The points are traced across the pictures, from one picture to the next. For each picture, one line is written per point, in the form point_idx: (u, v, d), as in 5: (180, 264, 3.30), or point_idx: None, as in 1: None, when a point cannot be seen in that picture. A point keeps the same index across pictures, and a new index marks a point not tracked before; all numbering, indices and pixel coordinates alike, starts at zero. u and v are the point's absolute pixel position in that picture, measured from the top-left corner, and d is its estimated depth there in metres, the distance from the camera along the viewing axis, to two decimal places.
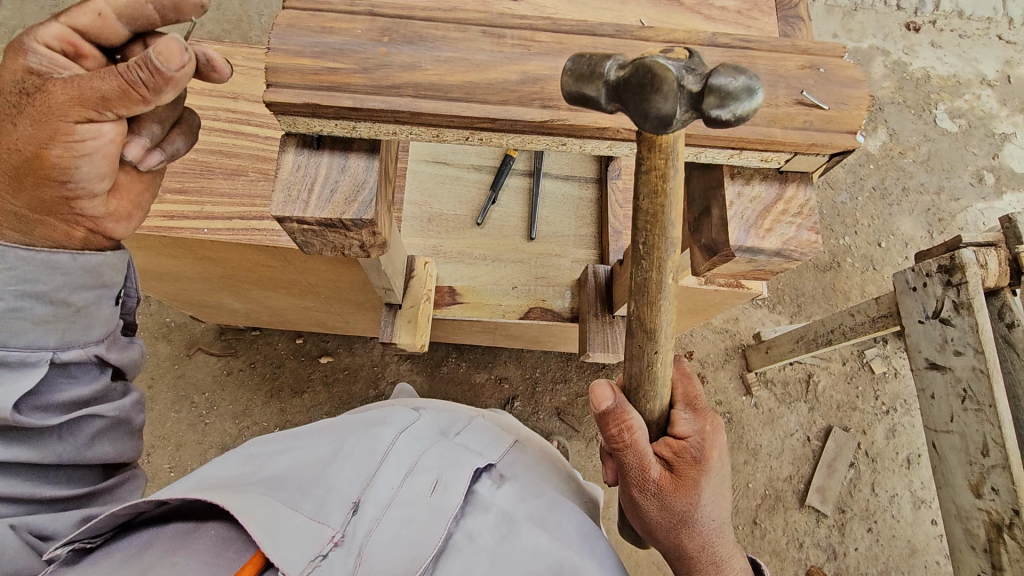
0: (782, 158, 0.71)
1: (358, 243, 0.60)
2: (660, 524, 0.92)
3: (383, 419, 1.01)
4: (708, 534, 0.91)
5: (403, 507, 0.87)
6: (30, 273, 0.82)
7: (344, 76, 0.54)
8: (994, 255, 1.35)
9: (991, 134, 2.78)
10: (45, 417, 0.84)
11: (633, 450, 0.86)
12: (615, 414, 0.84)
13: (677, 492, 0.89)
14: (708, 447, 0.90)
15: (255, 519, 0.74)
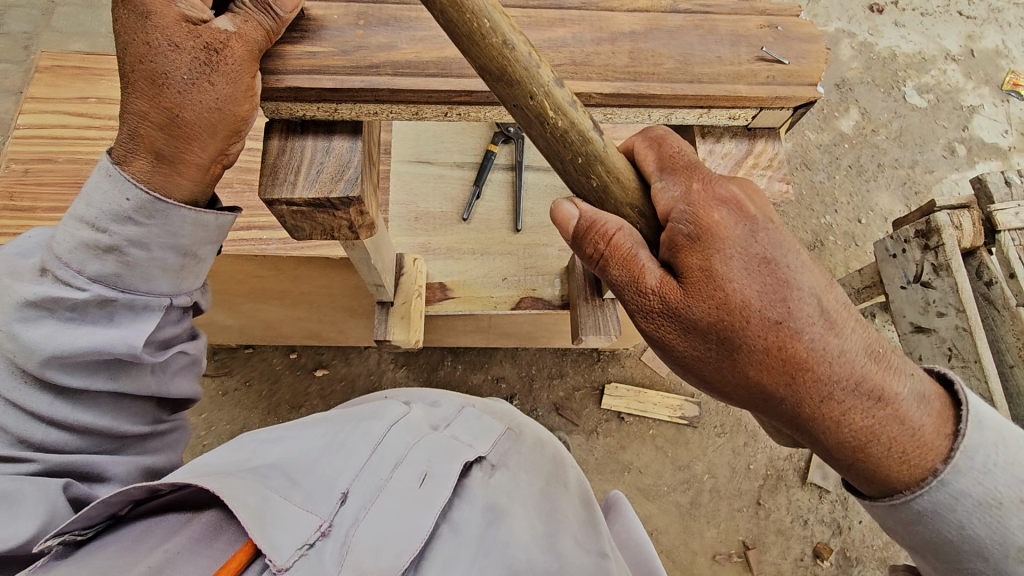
0: (749, 114, 0.74)
1: (348, 224, 0.61)
2: (714, 360, 0.69)
3: (377, 411, 1.02)
4: (776, 342, 0.66)
5: (391, 498, 0.87)
6: (180, 228, 0.80)
7: (324, 59, 0.56)
8: (967, 216, 1.41)
9: (959, 108, 2.85)
10: (146, 353, 0.84)
11: (609, 261, 0.69)
12: (586, 227, 0.69)
13: (698, 299, 0.67)
14: (714, 223, 0.67)
15: (247, 510, 0.74)
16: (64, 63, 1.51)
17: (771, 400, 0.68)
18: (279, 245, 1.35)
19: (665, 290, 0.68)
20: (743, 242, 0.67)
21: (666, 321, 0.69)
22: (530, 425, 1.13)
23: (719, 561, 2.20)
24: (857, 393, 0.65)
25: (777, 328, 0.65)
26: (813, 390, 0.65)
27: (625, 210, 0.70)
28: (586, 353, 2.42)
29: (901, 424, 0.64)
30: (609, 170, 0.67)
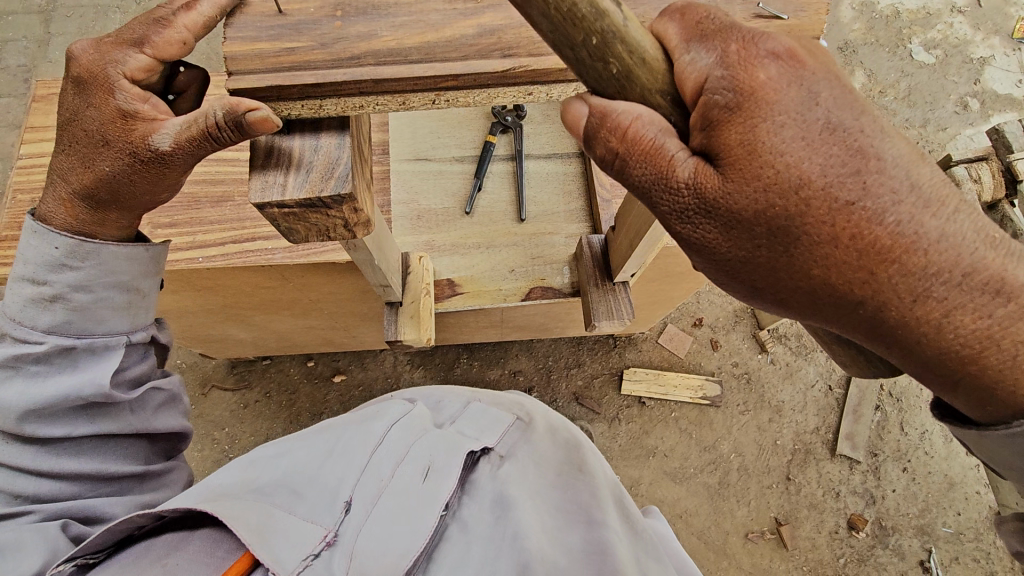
0: None
1: (342, 222, 0.60)
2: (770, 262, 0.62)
3: (378, 414, 1.02)
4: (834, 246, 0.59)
5: (394, 496, 0.86)
6: (116, 265, 0.84)
7: (303, 53, 0.54)
8: (986, 168, 1.36)
9: (969, 61, 2.76)
10: (119, 391, 0.84)
11: (628, 156, 0.60)
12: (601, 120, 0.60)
13: (740, 186, 0.59)
14: (758, 88, 0.59)
15: (246, 526, 0.74)
16: (58, 90, 1.52)
17: (848, 303, 0.61)
18: (284, 254, 1.35)
19: (701, 181, 0.60)
20: (793, 116, 0.58)
21: (702, 216, 0.62)
22: (541, 412, 1.10)
23: (752, 540, 2.17)
24: (954, 282, 0.57)
25: (850, 214, 0.58)
26: (905, 284, 0.58)
27: (654, 98, 0.61)
28: (602, 340, 2.40)
29: (999, 296, 0.57)
30: (632, 52, 0.58)
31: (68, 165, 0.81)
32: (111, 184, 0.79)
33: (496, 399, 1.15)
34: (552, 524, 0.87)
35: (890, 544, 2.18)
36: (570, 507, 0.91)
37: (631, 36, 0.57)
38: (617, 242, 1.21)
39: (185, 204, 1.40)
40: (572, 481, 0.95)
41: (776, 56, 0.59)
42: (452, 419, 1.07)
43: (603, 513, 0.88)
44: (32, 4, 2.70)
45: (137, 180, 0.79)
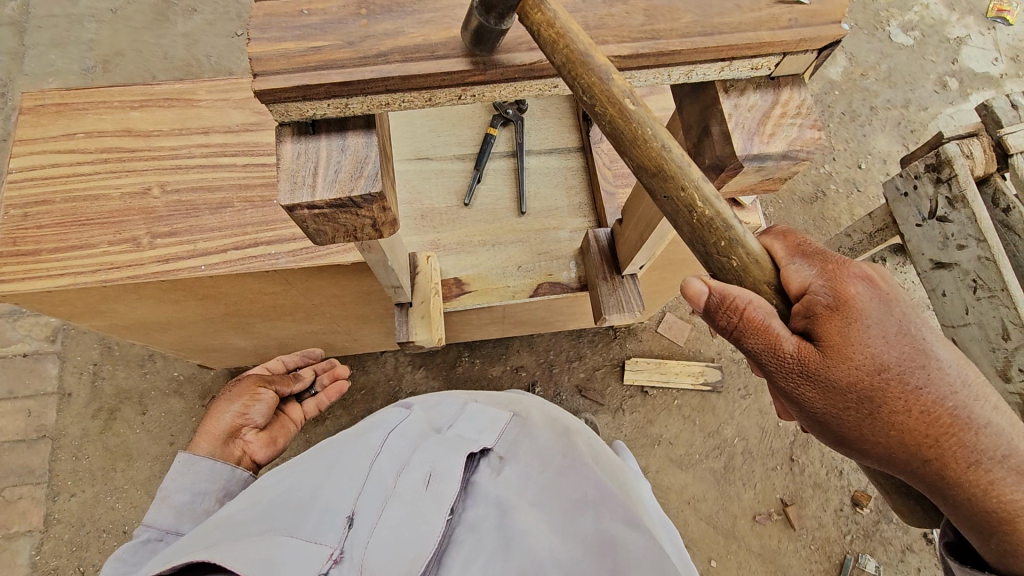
0: (771, 63, 0.60)
1: (371, 222, 0.59)
2: (862, 415, 0.74)
3: (373, 427, 1.03)
4: (909, 395, 0.72)
5: (400, 504, 0.85)
6: None
7: (330, 52, 0.53)
8: (977, 144, 1.39)
9: (946, 41, 2.86)
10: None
11: (743, 332, 0.71)
12: (723, 305, 0.71)
13: (836, 363, 0.72)
14: (847, 304, 0.74)
15: (246, 560, 0.69)
16: (45, 101, 1.47)
17: (921, 459, 0.74)
18: (287, 258, 1.34)
19: (802, 356, 0.73)
20: (879, 314, 0.75)
21: (804, 380, 0.74)
22: (536, 408, 1.12)
23: (759, 522, 2.20)
24: (979, 439, 0.73)
25: (929, 398, 0.72)
26: (960, 454, 0.74)
27: (763, 288, 0.71)
28: (602, 332, 2.41)
29: (1011, 476, 0.74)
30: (749, 254, 0.68)
31: None
32: None
33: (492, 400, 1.14)
34: (554, 521, 0.87)
35: (894, 518, 2.21)
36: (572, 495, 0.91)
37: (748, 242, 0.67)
38: (625, 234, 1.21)
39: (185, 212, 1.38)
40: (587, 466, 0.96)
41: (863, 277, 0.77)
42: (447, 424, 1.06)
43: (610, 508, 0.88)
44: (4, 17, 2.63)
45: None
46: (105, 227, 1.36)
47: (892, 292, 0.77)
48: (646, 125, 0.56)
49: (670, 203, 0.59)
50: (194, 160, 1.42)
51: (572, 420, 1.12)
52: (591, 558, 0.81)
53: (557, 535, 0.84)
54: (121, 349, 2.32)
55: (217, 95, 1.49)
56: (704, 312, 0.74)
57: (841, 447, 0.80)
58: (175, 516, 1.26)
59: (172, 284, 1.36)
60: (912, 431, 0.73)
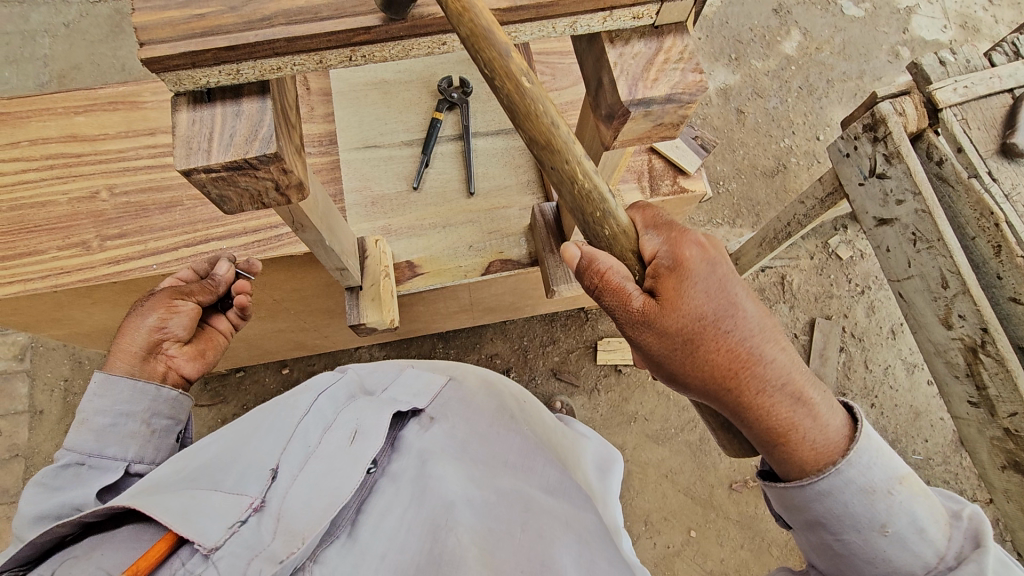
0: (652, 11, 0.61)
1: (274, 185, 0.61)
2: (683, 360, 0.79)
3: (304, 390, 1.03)
4: (725, 338, 0.77)
5: (324, 457, 0.86)
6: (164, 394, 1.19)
7: (215, 18, 0.55)
8: (909, 101, 1.43)
9: (897, 11, 2.92)
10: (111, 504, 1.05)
11: (603, 291, 0.77)
12: (588, 264, 0.77)
13: (670, 314, 0.77)
14: (687, 262, 0.78)
15: (168, 511, 0.72)
16: None
17: (726, 394, 0.78)
18: (241, 252, 1.35)
19: (643, 308, 0.77)
20: (709, 273, 0.79)
21: (646, 330, 0.78)
22: (471, 370, 1.13)
23: (736, 490, 2.24)
24: (781, 379, 0.78)
25: (733, 343, 0.77)
26: (758, 393, 0.77)
27: (627, 256, 0.78)
28: (573, 315, 2.44)
29: (805, 413, 0.77)
30: (618, 227, 0.75)
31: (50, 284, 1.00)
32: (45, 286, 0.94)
33: (431, 365, 1.15)
34: (480, 474, 0.89)
35: None
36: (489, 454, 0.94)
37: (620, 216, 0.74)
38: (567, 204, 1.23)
39: (135, 212, 1.39)
40: (510, 432, 1.00)
41: (701, 242, 0.81)
42: (382, 386, 1.07)
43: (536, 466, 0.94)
44: None
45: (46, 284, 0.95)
46: (53, 232, 1.36)
47: (723, 257, 0.81)
48: (539, 102, 0.59)
49: (560, 177, 0.62)
50: (143, 161, 1.42)
51: (512, 385, 1.14)
52: (506, 506, 0.84)
53: (475, 483, 0.86)
54: (93, 363, 2.31)
55: (164, 96, 1.49)
56: (574, 270, 0.78)
57: (674, 386, 0.84)
58: (91, 440, 1.07)
59: (125, 285, 1.36)
60: (723, 370, 0.77)
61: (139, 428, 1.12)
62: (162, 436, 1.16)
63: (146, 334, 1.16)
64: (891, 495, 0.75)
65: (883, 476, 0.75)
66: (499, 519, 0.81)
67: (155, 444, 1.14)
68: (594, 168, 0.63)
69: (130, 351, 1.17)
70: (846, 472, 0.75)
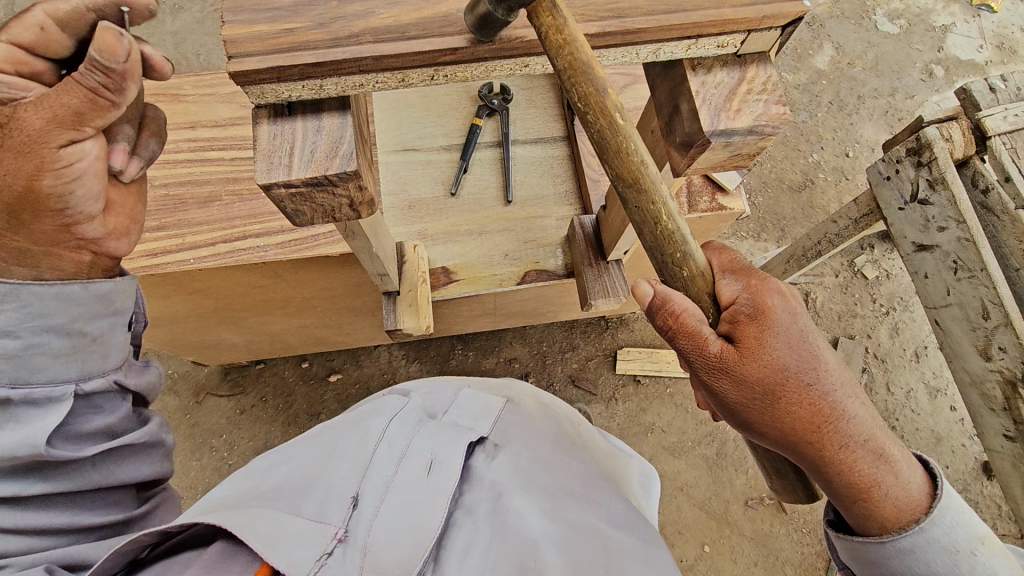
0: (737, 40, 0.63)
1: (348, 202, 0.61)
2: (763, 411, 0.77)
3: (372, 414, 1.03)
4: (807, 390, 0.76)
5: (401, 491, 0.87)
6: (52, 307, 0.80)
7: (303, 34, 0.55)
8: (956, 127, 1.40)
9: (932, 29, 2.88)
10: (68, 444, 0.80)
11: (677, 335, 0.75)
12: (663, 304, 0.74)
13: (752, 364, 0.75)
14: (769, 309, 0.76)
15: (257, 535, 0.72)
16: None
17: (805, 446, 0.78)
18: (277, 250, 1.34)
19: (724, 356, 0.75)
20: (790, 322, 0.77)
21: (724, 379, 0.76)
22: (526, 395, 1.15)
23: (751, 507, 2.22)
24: (858, 430, 0.78)
25: (817, 397, 0.76)
26: (837, 446, 0.77)
27: (703, 299, 0.76)
28: (594, 322, 2.43)
29: (879, 463, 0.78)
30: (694, 270, 0.74)
31: None
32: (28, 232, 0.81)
33: (485, 386, 1.16)
34: (550, 506, 0.87)
35: None
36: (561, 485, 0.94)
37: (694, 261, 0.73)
38: (609, 219, 1.22)
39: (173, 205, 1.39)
40: (577, 465, 1.01)
41: (779, 290, 0.79)
42: (445, 410, 1.07)
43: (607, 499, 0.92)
44: None
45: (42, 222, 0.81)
46: None
47: (800, 304, 0.80)
48: (630, 140, 0.61)
49: (641, 216, 0.66)
50: (182, 154, 1.43)
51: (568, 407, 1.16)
52: (585, 537, 0.83)
53: (550, 518, 0.85)
54: None
55: (205, 89, 1.50)
56: (647, 312, 0.76)
57: (744, 434, 0.83)
58: (4, 365, 0.76)
59: (161, 278, 1.37)
60: (804, 422, 0.76)
61: (67, 342, 0.81)
62: (110, 342, 0.87)
63: (19, 197, 0.79)
64: (974, 556, 0.81)
65: (965, 539, 0.81)
66: (582, 555, 0.79)
67: (101, 351, 0.86)
68: (677, 209, 0.66)
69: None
70: (926, 531, 0.80)
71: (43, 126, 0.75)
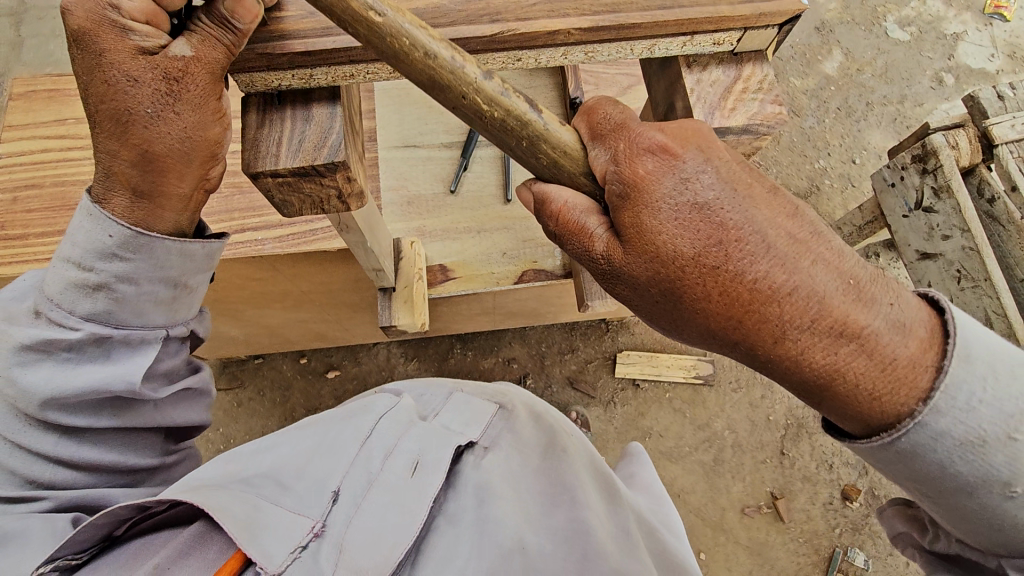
0: (734, 38, 0.63)
1: (336, 192, 0.61)
2: (674, 316, 0.61)
3: (364, 408, 1.01)
4: (710, 270, 0.57)
5: (384, 490, 0.86)
6: (166, 259, 0.81)
7: (293, 23, 0.56)
8: (962, 134, 1.39)
9: (943, 37, 2.85)
10: (148, 387, 0.85)
11: (560, 237, 0.63)
12: (539, 207, 0.64)
13: (636, 258, 0.60)
14: (644, 180, 0.60)
15: (233, 521, 0.73)
16: (37, 87, 1.49)
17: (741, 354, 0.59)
18: (274, 244, 1.34)
19: (609, 253, 0.61)
20: (674, 184, 0.59)
21: (619, 284, 0.62)
22: (523, 398, 1.12)
23: (748, 514, 2.21)
24: (806, 315, 0.56)
25: (722, 276, 0.57)
26: (781, 336, 0.56)
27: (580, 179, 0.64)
28: (594, 324, 2.42)
29: (866, 359, 0.55)
30: (555, 147, 0.62)
31: (112, 146, 0.73)
32: (159, 187, 0.77)
33: (480, 388, 1.14)
34: (529, 516, 0.88)
35: None
36: (551, 493, 0.93)
37: (552, 134, 0.62)
38: None
39: None
40: (560, 466, 0.96)
41: (659, 145, 0.60)
42: (435, 411, 1.06)
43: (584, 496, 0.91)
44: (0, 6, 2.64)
45: (171, 181, 0.77)
46: None
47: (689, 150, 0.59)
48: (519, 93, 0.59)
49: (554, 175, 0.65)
50: None
51: (561, 417, 1.10)
52: (562, 558, 0.83)
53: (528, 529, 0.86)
54: None
55: None
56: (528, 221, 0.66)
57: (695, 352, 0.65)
58: (113, 306, 0.79)
59: None
60: (730, 320, 0.58)
61: (172, 291, 0.84)
62: (201, 294, 0.89)
63: (182, 150, 0.75)
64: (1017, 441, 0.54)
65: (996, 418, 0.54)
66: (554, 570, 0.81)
67: (187, 301, 0.87)
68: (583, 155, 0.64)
69: (158, 184, 0.76)
70: (937, 424, 0.55)
71: (203, 76, 0.73)
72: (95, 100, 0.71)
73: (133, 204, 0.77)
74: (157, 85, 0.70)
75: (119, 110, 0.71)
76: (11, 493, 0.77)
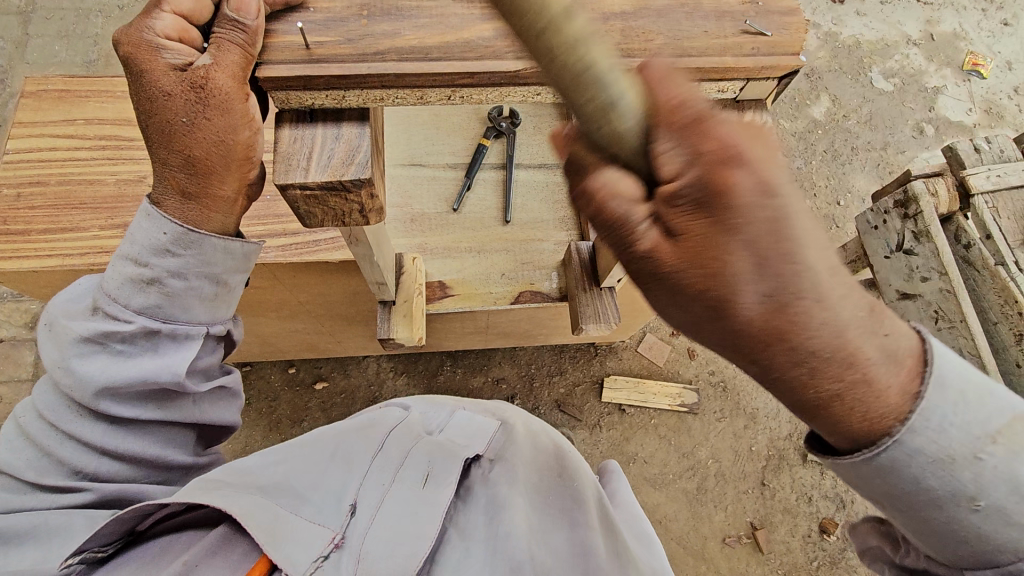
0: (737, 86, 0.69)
1: (359, 207, 0.64)
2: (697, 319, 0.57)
3: (372, 422, 1.04)
4: (751, 292, 0.54)
5: (398, 500, 0.89)
6: (213, 256, 0.83)
7: (331, 48, 0.60)
8: (942, 183, 1.47)
9: (924, 90, 2.99)
10: (189, 382, 0.85)
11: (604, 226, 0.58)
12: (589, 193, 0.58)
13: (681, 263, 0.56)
14: (717, 189, 0.54)
15: (261, 529, 0.77)
16: (49, 86, 1.50)
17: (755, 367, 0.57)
18: (277, 253, 1.36)
19: (655, 250, 0.57)
20: (748, 201, 0.53)
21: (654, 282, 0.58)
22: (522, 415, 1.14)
23: (729, 544, 2.22)
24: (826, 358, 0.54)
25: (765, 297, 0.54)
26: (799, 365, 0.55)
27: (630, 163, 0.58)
28: (583, 348, 2.45)
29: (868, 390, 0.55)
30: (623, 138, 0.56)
31: (160, 152, 0.78)
32: (203, 188, 0.80)
33: (482, 407, 1.16)
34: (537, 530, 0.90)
35: None
36: (556, 511, 0.95)
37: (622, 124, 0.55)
38: (605, 247, 1.26)
39: None
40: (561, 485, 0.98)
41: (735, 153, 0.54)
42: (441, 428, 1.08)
43: (587, 515, 0.92)
44: (11, 6, 2.67)
45: (212, 180, 0.80)
46: (97, 212, 1.38)
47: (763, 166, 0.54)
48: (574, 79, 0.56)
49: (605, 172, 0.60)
50: None
51: (565, 440, 1.09)
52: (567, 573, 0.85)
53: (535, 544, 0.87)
54: None
55: None
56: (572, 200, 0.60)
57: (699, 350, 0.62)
58: (163, 301, 0.80)
59: None
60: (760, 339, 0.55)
61: (215, 289, 0.85)
62: (240, 293, 0.90)
63: (221, 153, 0.79)
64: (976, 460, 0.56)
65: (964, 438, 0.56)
66: None
67: (229, 299, 0.88)
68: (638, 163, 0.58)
69: (203, 186, 0.80)
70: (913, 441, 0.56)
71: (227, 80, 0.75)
72: (141, 115, 0.77)
73: (183, 205, 0.80)
74: (188, 97, 0.75)
75: (162, 122, 0.76)
76: (59, 482, 0.79)
